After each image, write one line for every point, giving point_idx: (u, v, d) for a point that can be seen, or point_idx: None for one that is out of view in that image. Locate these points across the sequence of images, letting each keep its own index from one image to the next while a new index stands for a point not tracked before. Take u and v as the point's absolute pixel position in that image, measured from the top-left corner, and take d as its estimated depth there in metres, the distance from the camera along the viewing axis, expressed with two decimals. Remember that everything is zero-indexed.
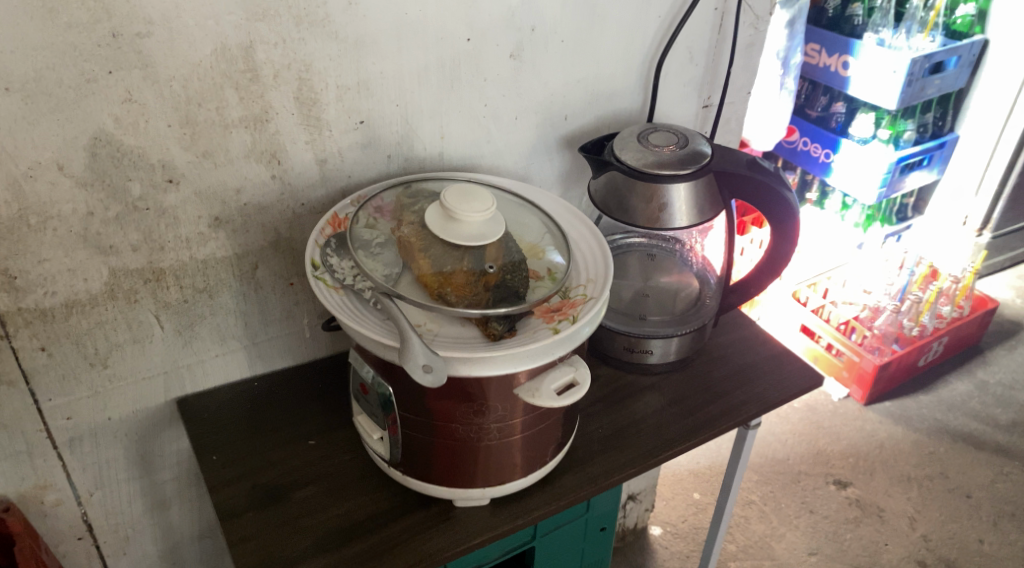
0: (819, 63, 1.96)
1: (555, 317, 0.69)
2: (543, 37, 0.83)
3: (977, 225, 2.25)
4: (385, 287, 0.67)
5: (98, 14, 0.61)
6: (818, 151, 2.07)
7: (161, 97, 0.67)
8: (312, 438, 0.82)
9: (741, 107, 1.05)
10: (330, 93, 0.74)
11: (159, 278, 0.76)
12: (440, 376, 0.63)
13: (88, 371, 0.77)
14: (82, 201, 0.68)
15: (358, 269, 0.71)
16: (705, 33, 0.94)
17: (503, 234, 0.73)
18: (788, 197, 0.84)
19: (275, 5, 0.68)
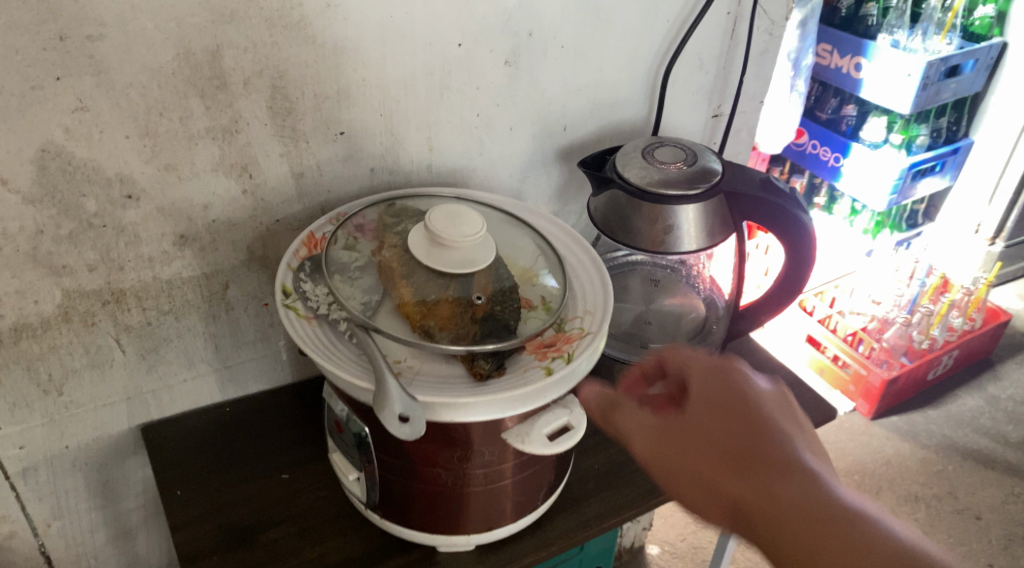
0: (831, 64, 1.89)
1: (548, 354, 0.63)
2: (541, 41, 0.76)
3: (991, 233, 2.13)
4: (361, 320, 0.61)
5: (42, 15, 0.55)
6: (828, 154, 1.99)
7: (117, 106, 0.61)
8: (286, 471, 0.76)
9: (753, 117, 0.99)
10: (307, 102, 0.68)
11: (119, 299, 0.70)
12: (418, 428, 0.55)
13: (42, 398, 0.71)
14: (30, 218, 0.62)
15: (333, 298, 0.64)
16: (717, 39, 0.88)
17: (492, 259, 0.67)
18: (802, 220, 0.78)
19: (245, 6, 0.61)
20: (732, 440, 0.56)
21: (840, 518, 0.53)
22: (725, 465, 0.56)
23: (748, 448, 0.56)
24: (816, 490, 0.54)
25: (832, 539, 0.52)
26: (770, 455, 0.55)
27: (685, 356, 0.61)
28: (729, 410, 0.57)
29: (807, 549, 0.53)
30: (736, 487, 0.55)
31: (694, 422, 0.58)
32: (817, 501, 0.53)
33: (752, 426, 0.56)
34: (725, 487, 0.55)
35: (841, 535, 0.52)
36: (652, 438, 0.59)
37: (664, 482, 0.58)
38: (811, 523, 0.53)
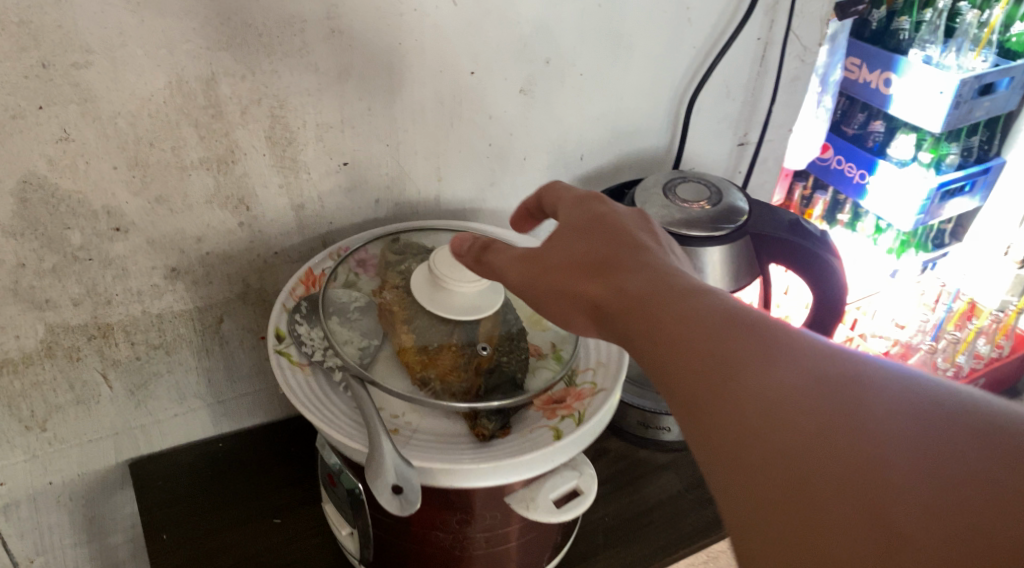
0: (858, 79, 1.66)
1: (558, 412, 0.58)
2: (558, 69, 0.72)
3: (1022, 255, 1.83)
4: (356, 371, 0.57)
5: (22, 41, 0.52)
6: (852, 171, 1.75)
7: (104, 136, 0.57)
8: (278, 515, 0.72)
9: (781, 146, 0.93)
10: (308, 132, 0.64)
11: (106, 334, 0.66)
12: (411, 500, 0.50)
13: (23, 434, 0.68)
14: (11, 251, 0.59)
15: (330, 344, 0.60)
16: (746, 66, 0.83)
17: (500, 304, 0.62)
18: (832, 265, 0.73)
19: (243, 32, 0.57)
20: (586, 253, 0.50)
21: (702, 316, 0.41)
22: (584, 270, 0.49)
23: (608, 255, 0.49)
24: (694, 300, 0.43)
25: (685, 330, 0.41)
26: (626, 257, 0.48)
27: (565, 196, 0.56)
28: (585, 231, 0.51)
29: (664, 338, 0.42)
30: (592, 289, 0.48)
31: (550, 246, 0.52)
32: (670, 286, 0.44)
33: (613, 238, 0.50)
34: (572, 283, 0.49)
35: (690, 322, 0.41)
36: (516, 270, 0.52)
37: (532, 299, 0.52)
38: (675, 321, 0.42)
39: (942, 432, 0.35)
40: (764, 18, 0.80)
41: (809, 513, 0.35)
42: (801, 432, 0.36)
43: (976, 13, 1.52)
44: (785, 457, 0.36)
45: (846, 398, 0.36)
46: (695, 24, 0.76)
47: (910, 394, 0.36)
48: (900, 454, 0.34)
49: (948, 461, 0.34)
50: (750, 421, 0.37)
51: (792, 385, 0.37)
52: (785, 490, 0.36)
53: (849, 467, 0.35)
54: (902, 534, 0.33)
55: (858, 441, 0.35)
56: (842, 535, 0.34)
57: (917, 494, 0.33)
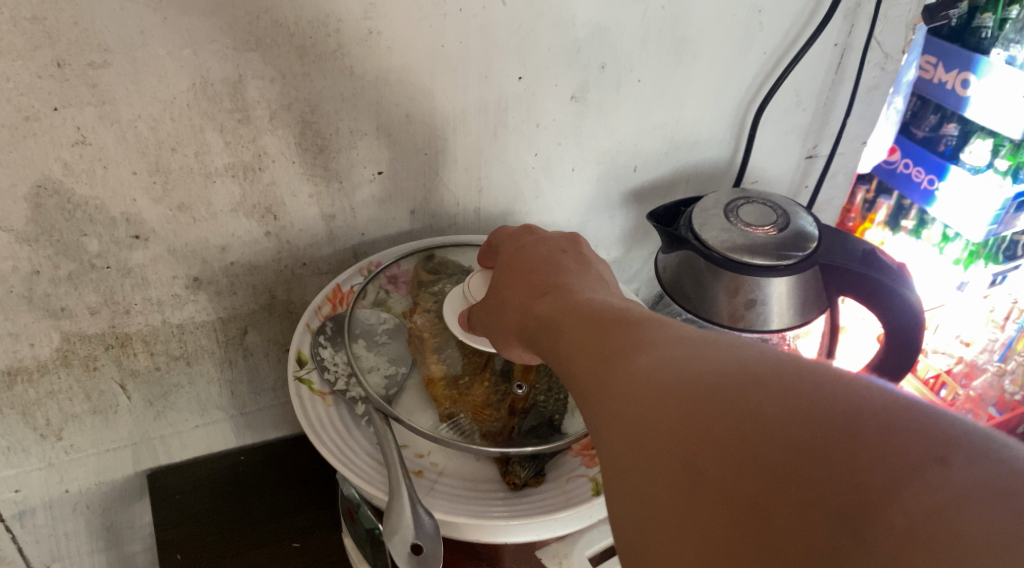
0: (934, 78, 1.27)
1: (598, 460, 0.53)
2: (614, 76, 0.66)
3: None
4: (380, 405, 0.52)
5: (36, 39, 0.48)
6: (921, 175, 1.33)
7: (124, 140, 0.53)
8: (297, 539, 0.68)
9: (854, 160, 0.86)
10: (341, 139, 0.59)
11: (123, 344, 0.63)
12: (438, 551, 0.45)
13: (39, 443, 0.65)
14: (25, 258, 0.56)
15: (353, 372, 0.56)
16: (821, 75, 0.75)
17: None
18: (911, 302, 0.66)
19: (273, 32, 0.53)
20: (515, 279, 0.49)
21: (589, 312, 0.41)
22: (515, 292, 0.48)
23: (528, 278, 0.48)
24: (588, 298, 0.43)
25: (573, 324, 0.41)
26: (543, 278, 0.48)
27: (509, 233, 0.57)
28: (515, 258, 0.51)
29: (558, 332, 0.42)
30: (517, 315, 0.46)
31: (491, 280, 0.52)
32: (570, 293, 0.45)
33: (537, 262, 0.50)
34: (503, 313, 0.48)
35: (577, 318, 0.41)
36: (481, 310, 0.52)
37: (480, 329, 0.51)
38: (568, 323, 0.42)
39: (771, 383, 0.33)
40: (844, 22, 0.72)
41: (641, 476, 0.33)
42: (637, 394, 0.35)
43: None
44: (626, 421, 0.35)
45: (683, 361, 0.35)
46: (767, 30, 0.69)
47: (739, 353, 0.35)
48: (721, 409, 0.33)
49: (774, 412, 0.32)
50: (604, 394, 0.36)
51: (639, 352, 0.36)
52: (622, 452, 0.34)
53: (663, 426, 0.34)
54: (720, 488, 0.31)
55: (686, 397, 0.33)
56: (671, 494, 0.32)
57: (737, 444, 0.32)
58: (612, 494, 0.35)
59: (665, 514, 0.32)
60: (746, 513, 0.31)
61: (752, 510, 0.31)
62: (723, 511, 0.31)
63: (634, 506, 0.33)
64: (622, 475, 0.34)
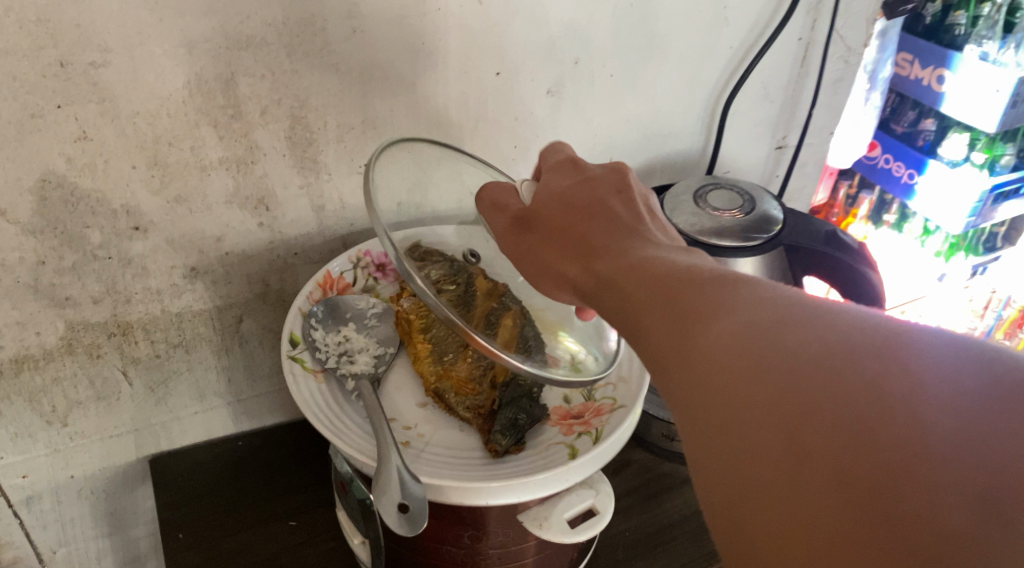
0: (910, 75, 1.33)
1: (574, 429, 0.56)
2: (588, 70, 0.69)
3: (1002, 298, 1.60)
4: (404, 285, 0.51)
5: (41, 40, 0.51)
6: (900, 170, 1.42)
7: (123, 135, 0.57)
8: (293, 517, 0.72)
9: (822, 149, 0.90)
10: (328, 132, 0.63)
11: (125, 332, 0.66)
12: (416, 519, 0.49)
13: (45, 429, 0.68)
14: (31, 249, 0.59)
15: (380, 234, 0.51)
16: (786, 68, 0.79)
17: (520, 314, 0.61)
18: (870, 279, 0.70)
19: (263, 31, 0.56)
20: (565, 217, 0.51)
21: (662, 273, 0.42)
22: (565, 247, 0.50)
23: (579, 230, 0.50)
24: (651, 257, 0.44)
25: (644, 287, 0.42)
26: (595, 221, 0.50)
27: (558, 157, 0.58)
28: (567, 198, 0.52)
29: (628, 294, 0.43)
30: (571, 270, 0.49)
31: (536, 208, 0.53)
32: (628, 251, 0.46)
33: (588, 203, 0.52)
34: (546, 253, 0.51)
35: (649, 280, 0.42)
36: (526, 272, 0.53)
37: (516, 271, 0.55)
38: (635, 286, 0.43)
39: (872, 359, 0.34)
40: (806, 17, 0.76)
41: (746, 456, 0.35)
42: (735, 369, 0.36)
43: None
44: (726, 399, 0.36)
45: (783, 335, 0.35)
46: (733, 24, 0.73)
47: (842, 325, 0.35)
48: (828, 387, 0.34)
49: (883, 389, 0.33)
50: (694, 368, 0.37)
51: (726, 321, 0.37)
52: (722, 430, 0.35)
53: (773, 404, 0.34)
54: (835, 469, 0.32)
55: (790, 375, 0.34)
56: (779, 473, 0.34)
57: (849, 425, 0.33)
58: (710, 471, 0.36)
59: (774, 494, 0.34)
60: (872, 496, 0.32)
61: (870, 492, 0.32)
62: (846, 492, 0.32)
63: (739, 485, 0.35)
64: (723, 454, 0.35)
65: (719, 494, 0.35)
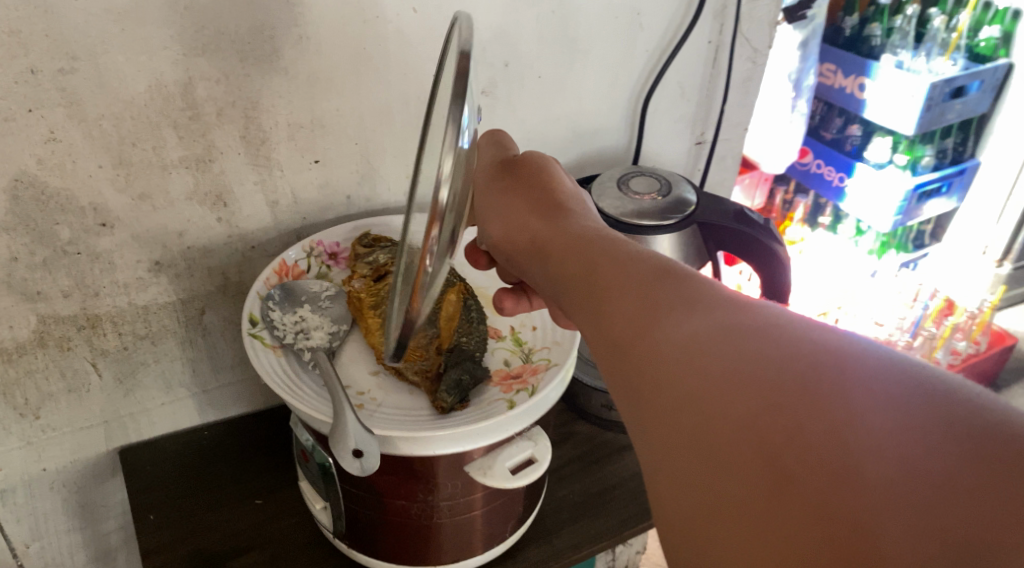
0: (835, 85, 1.76)
1: (513, 386, 0.63)
2: (518, 72, 0.77)
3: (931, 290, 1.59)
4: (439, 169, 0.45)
5: (13, 50, 0.57)
6: (832, 175, 1.86)
7: (90, 137, 0.62)
8: (259, 497, 0.76)
9: (738, 144, 0.98)
10: (280, 132, 0.69)
11: (94, 324, 0.71)
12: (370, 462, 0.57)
13: (19, 421, 0.72)
14: (5, 245, 0.63)
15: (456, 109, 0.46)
16: (699, 68, 0.87)
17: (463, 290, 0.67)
18: (778, 251, 0.77)
19: (217, 39, 0.62)
20: (543, 188, 0.54)
21: (637, 276, 0.44)
22: (533, 206, 0.53)
23: (550, 197, 0.54)
24: (623, 251, 0.46)
25: (619, 290, 0.44)
26: (572, 207, 0.53)
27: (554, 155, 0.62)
28: (558, 179, 0.56)
29: (601, 294, 0.44)
30: (536, 226, 0.52)
31: (523, 167, 0.56)
32: (597, 238, 0.48)
33: (569, 192, 0.55)
34: (517, 204, 0.54)
35: (624, 282, 0.44)
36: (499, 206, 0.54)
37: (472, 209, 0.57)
38: (613, 283, 0.44)
39: (853, 386, 0.35)
40: (713, 23, 0.84)
41: (724, 472, 0.36)
42: (710, 382, 0.37)
43: (943, 19, 1.62)
44: (708, 415, 0.37)
45: (759, 352, 0.37)
46: (647, 29, 0.81)
47: (828, 350, 0.37)
48: (803, 406, 0.35)
49: (853, 411, 0.34)
50: (669, 378, 0.39)
51: (702, 334, 0.39)
52: (692, 441, 0.37)
53: (754, 423, 0.36)
54: (804, 489, 0.34)
55: (763, 390, 0.36)
56: (747, 490, 0.35)
57: (819, 444, 0.34)
58: (674, 481, 0.37)
59: (741, 509, 0.35)
60: (843, 524, 0.33)
61: (834, 512, 0.33)
62: (819, 516, 0.33)
63: (705, 496, 0.36)
64: (691, 465, 0.37)
65: (693, 507, 0.36)
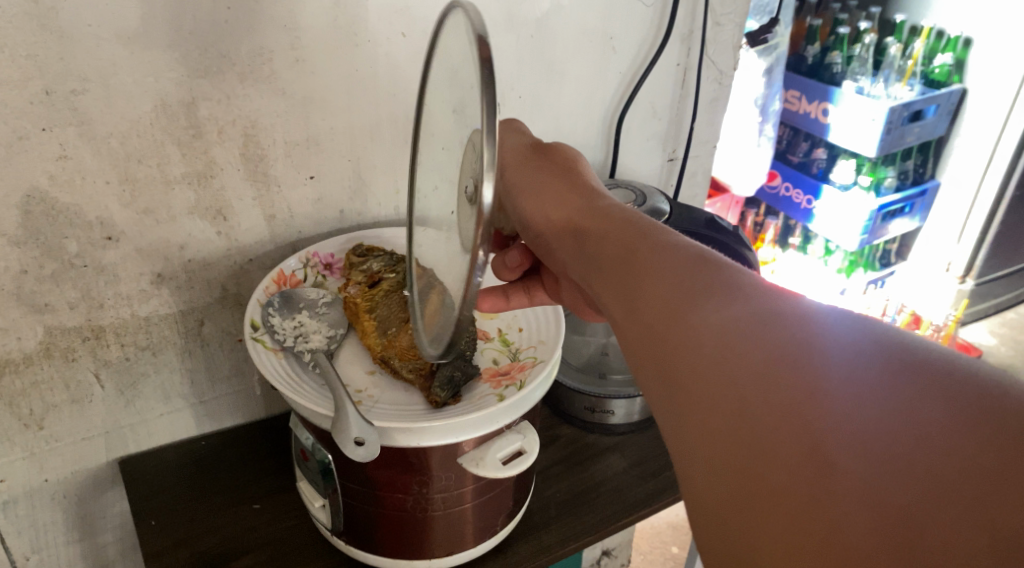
0: (799, 110, 1.84)
1: (502, 382, 0.66)
2: (499, 92, 0.82)
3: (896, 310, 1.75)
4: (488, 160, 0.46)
5: (29, 72, 0.60)
6: (800, 197, 1.94)
7: (98, 154, 0.66)
8: (257, 501, 0.78)
9: (707, 160, 1.04)
10: (277, 149, 0.73)
11: (98, 336, 0.74)
12: (373, 451, 0.60)
13: (22, 432, 0.74)
14: (15, 259, 0.67)
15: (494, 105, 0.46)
16: (669, 88, 0.93)
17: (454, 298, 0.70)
18: (747, 256, 0.82)
19: (218, 62, 0.67)
20: (572, 179, 0.59)
21: (672, 267, 0.46)
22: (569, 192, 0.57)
23: (582, 186, 0.58)
24: (657, 242, 0.48)
25: (656, 280, 0.46)
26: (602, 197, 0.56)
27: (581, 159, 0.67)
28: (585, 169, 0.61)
29: (637, 283, 0.47)
30: (569, 207, 0.56)
31: (553, 159, 0.61)
32: (631, 230, 0.51)
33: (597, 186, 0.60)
34: (550, 189, 0.58)
35: (659, 272, 0.46)
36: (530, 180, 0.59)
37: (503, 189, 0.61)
38: (646, 274, 0.47)
39: (887, 371, 0.37)
40: (681, 46, 0.90)
41: (761, 456, 0.37)
42: (750, 366, 0.39)
43: (898, 48, 1.71)
44: (743, 398, 0.38)
45: (800, 340, 0.39)
46: (619, 52, 0.86)
47: (862, 339, 0.38)
48: (845, 390, 0.36)
49: (894, 396, 0.36)
50: (706, 362, 0.40)
51: (739, 318, 0.41)
52: (730, 423, 0.38)
53: (791, 407, 0.37)
54: (848, 471, 0.35)
55: (802, 373, 0.37)
56: (784, 472, 0.36)
57: (862, 427, 0.35)
58: (708, 464, 0.38)
59: (778, 491, 0.36)
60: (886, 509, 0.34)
61: (878, 495, 0.34)
62: (860, 500, 0.34)
63: (741, 477, 0.37)
64: (725, 448, 0.38)
65: (729, 490, 0.37)
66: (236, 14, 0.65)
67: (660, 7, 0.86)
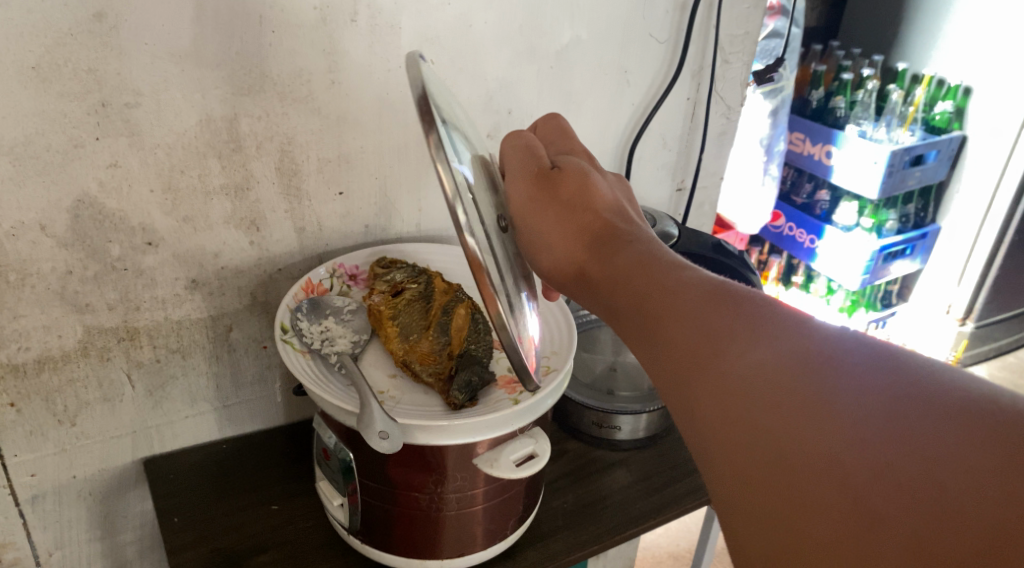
0: (804, 152, 1.89)
1: (516, 388, 0.69)
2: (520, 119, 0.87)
3: None
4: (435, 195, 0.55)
5: (89, 86, 0.65)
6: (803, 237, 1.98)
7: (146, 164, 0.70)
8: (275, 502, 0.81)
9: (715, 192, 1.08)
10: (310, 165, 0.78)
11: (133, 337, 0.77)
12: (396, 443, 0.63)
13: (56, 428, 0.77)
14: (62, 260, 0.71)
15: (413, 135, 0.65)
16: (678, 121, 0.98)
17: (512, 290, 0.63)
18: (751, 278, 0.86)
19: (261, 81, 0.72)
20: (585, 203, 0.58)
21: (691, 314, 0.47)
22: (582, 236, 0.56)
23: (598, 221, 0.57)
24: (675, 279, 0.50)
25: (680, 323, 0.48)
26: (619, 231, 0.56)
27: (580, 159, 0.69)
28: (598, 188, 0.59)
29: (662, 326, 0.48)
30: (583, 257, 0.56)
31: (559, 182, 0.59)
32: (654, 264, 0.52)
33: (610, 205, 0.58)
34: (562, 224, 0.57)
35: (679, 319, 0.48)
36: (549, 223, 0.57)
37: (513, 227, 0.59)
38: (667, 321, 0.48)
39: (905, 418, 0.40)
40: (691, 81, 0.96)
41: (805, 511, 0.40)
42: (784, 418, 0.42)
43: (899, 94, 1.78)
44: (779, 453, 0.42)
45: (829, 388, 0.42)
46: (633, 85, 0.92)
47: (878, 386, 0.41)
48: (875, 436, 0.40)
49: (922, 440, 0.39)
50: (741, 415, 0.43)
51: (762, 370, 0.43)
52: (773, 477, 0.42)
53: (823, 462, 0.40)
54: (888, 520, 0.38)
55: (829, 430, 0.41)
56: (827, 527, 0.40)
57: (890, 476, 0.39)
58: (756, 517, 0.42)
59: (824, 543, 0.40)
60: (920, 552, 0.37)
61: (921, 541, 0.38)
62: (896, 546, 0.38)
63: (789, 531, 0.41)
64: (771, 503, 0.42)
65: (778, 542, 0.41)
66: (279, 37, 0.70)
67: (673, 45, 0.91)
